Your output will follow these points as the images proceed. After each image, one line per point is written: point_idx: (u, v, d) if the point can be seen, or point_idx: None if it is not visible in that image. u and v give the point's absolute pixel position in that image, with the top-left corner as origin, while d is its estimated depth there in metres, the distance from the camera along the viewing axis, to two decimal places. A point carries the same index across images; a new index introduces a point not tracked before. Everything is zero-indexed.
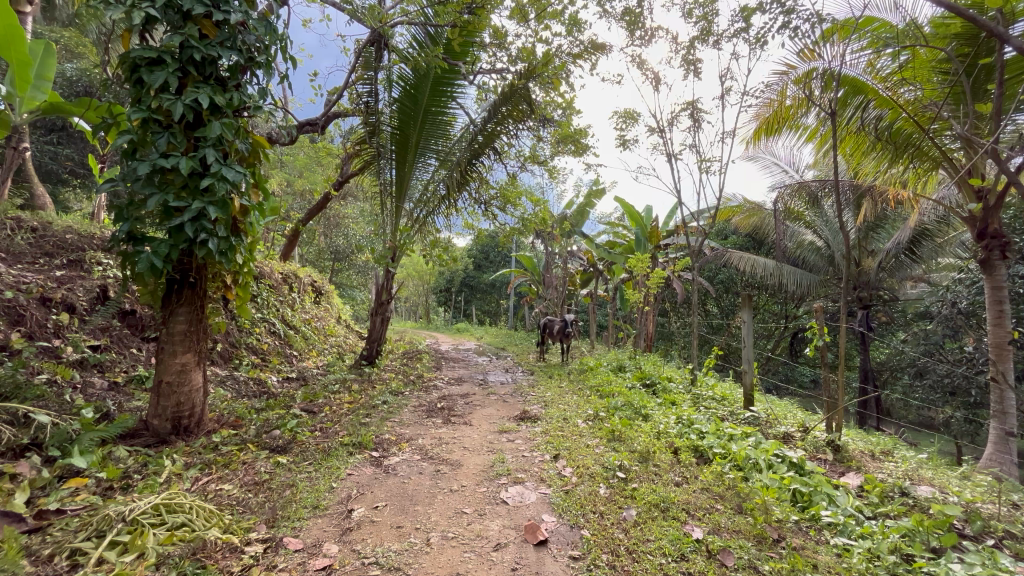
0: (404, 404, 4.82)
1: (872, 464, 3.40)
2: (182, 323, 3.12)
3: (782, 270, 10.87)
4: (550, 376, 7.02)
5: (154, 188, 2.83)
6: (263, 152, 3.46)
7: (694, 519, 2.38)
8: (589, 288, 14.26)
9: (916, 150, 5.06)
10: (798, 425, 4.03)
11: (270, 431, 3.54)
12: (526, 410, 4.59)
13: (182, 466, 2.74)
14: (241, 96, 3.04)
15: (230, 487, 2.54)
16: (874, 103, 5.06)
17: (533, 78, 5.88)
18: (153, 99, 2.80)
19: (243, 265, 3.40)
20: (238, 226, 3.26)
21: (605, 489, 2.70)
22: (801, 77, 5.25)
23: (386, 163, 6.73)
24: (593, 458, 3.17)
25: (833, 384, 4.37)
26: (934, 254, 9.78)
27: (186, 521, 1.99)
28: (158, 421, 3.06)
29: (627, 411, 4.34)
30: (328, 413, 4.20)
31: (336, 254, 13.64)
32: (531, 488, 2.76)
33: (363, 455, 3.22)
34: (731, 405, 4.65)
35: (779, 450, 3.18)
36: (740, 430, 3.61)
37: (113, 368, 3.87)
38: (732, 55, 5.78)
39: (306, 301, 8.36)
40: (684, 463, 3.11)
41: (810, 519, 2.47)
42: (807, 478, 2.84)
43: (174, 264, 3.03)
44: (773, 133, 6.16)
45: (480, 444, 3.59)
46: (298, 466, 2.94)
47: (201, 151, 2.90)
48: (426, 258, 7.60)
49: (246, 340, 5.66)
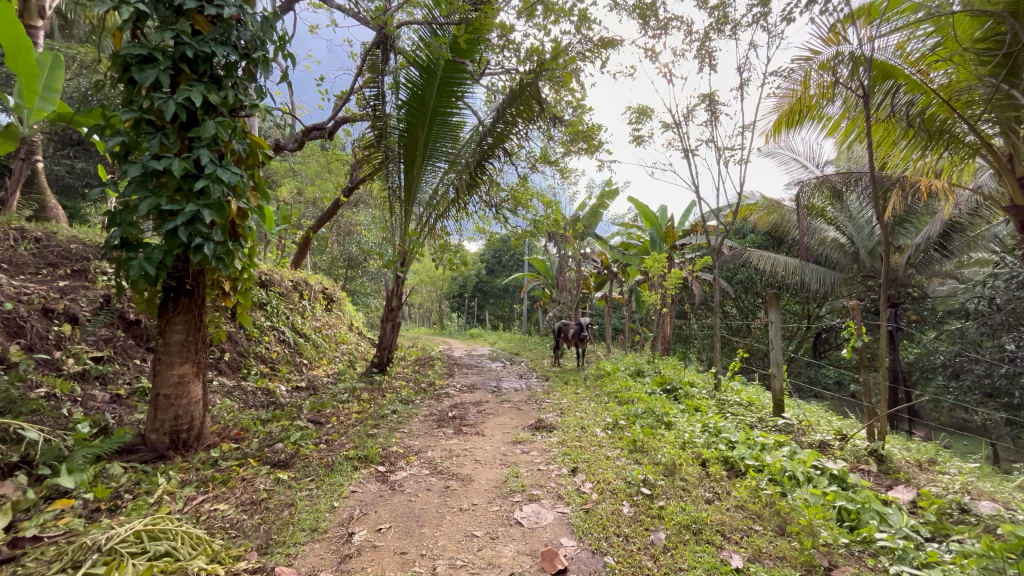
0: (415, 413, 4.64)
1: (923, 476, 3.08)
2: (179, 333, 3.00)
3: (805, 268, 10.48)
4: (566, 382, 6.76)
5: (147, 191, 2.72)
6: (263, 153, 3.34)
7: (732, 544, 2.14)
8: (604, 291, 13.93)
9: (951, 138, 4.67)
10: (835, 432, 3.72)
11: (273, 445, 3.38)
12: (541, 419, 4.37)
13: (177, 484, 2.59)
14: (236, 94, 2.94)
15: (225, 507, 2.38)
16: (904, 88, 4.69)
17: (543, 75, 5.66)
18: (145, 99, 2.70)
19: (243, 271, 3.28)
20: (236, 230, 3.14)
21: (629, 507, 2.47)
22: (827, 63, 4.95)
23: (395, 167, 6.59)
24: (614, 472, 2.94)
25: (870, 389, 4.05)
26: (966, 248, 9.32)
27: (170, 550, 1.81)
28: (155, 435, 2.94)
29: (648, 419, 4.08)
30: (335, 425, 4.04)
31: (349, 262, 13.60)
32: (548, 507, 2.54)
33: (369, 469, 3.04)
34: (759, 411, 4.36)
35: (818, 462, 2.90)
36: (773, 439, 3.33)
37: (116, 380, 3.78)
38: (750, 44, 5.53)
39: (317, 309, 8.27)
40: (714, 477, 2.85)
41: (862, 543, 2.19)
42: (854, 494, 2.55)
43: (170, 271, 2.91)
44: (795, 124, 5.86)
45: (493, 457, 3.38)
46: (299, 483, 2.76)
47: (195, 152, 2.78)
48: (436, 262, 7.54)
49: (255, 349, 5.55)
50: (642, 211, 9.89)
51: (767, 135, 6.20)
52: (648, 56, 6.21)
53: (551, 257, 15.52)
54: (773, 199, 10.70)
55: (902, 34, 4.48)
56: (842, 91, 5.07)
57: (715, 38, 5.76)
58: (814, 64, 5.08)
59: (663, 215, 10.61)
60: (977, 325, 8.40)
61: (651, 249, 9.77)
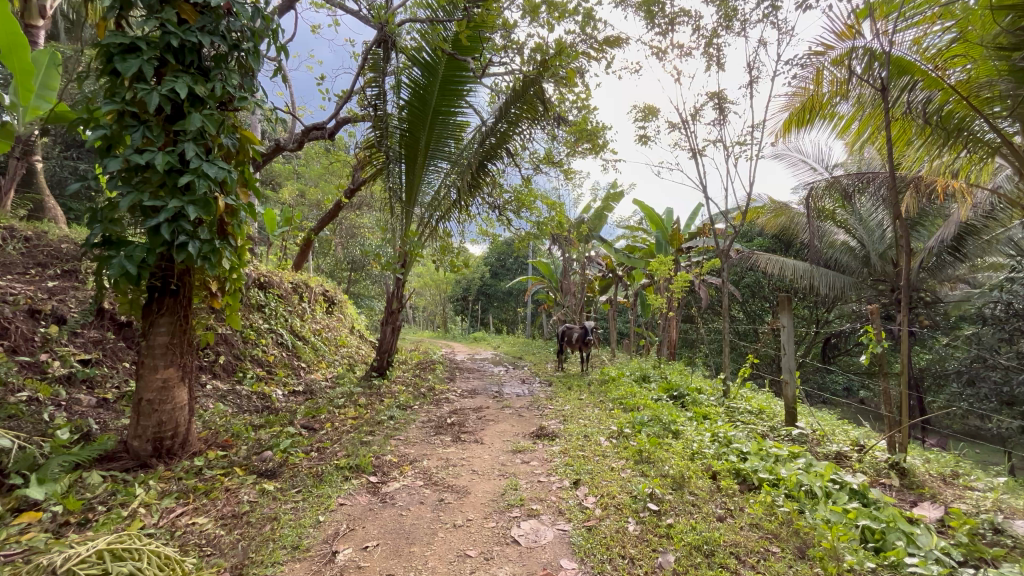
0: (412, 419, 4.49)
1: (950, 492, 2.84)
2: (164, 335, 2.88)
3: (815, 272, 10.27)
4: (570, 387, 6.57)
5: (130, 187, 2.61)
6: (253, 148, 3.22)
7: (747, 569, 1.96)
8: (608, 294, 13.73)
9: (971, 137, 4.44)
10: (852, 443, 3.52)
11: (261, 453, 3.24)
12: (543, 427, 4.21)
13: (156, 495, 2.46)
14: (224, 86, 2.83)
15: (204, 521, 2.25)
16: (921, 83, 4.46)
17: (547, 73, 5.49)
18: (128, 90, 2.59)
19: (231, 271, 3.16)
20: (225, 229, 3.04)
21: (635, 525, 2.30)
22: (841, 58, 4.76)
23: (396, 168, 6.47)
24: (619, 485, 2.77)
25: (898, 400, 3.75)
26: (980, 252, 9.04)
27: (135, 572, 1.65)
28: (138, 442, 2.81)
29: (655, 428, 3.90)
30: (329, 431, 3.91)
31: (352, 264, 13.49)
32: (547, 524, 2.38)
33: (360, 480, 2.89)
34: (771, 420, 4.17)
35: (836, 476, 2.71)
36: (787, 451, 3.13)
37: (104, 384, 3.67)
38: (760, 42, 5.39)
39: (317, 311, 8.14)
40: (726, 492, 2.66)
41: (890, 568, 1.97)
42: (877, 512, 2.35)
43: (154, 271, 2.80)
44: (805, 124, 5.68)
45: (490, 467, 3.22)
46: (285, 495, 2.62)
47: (181, 146, 2.67)
48: (436, 265, 7.36)
49: (251, 352, 5.42)
50: (647, 214, 9.79)
51: (777, 135, 6.03)
52: (655, 54, 6.07)
53: (556, 259, 15.39)
54: (781, 201, 10.49)
55: (918, 28, 4.25)
56: (855, 88, 4.90)
57: (723, 35, 5.60)
58: (826, 60, 4.89)
59: (669, 218, 10.45)
60: (993, 330, 8.11)
61: (657, 252, 9.64)
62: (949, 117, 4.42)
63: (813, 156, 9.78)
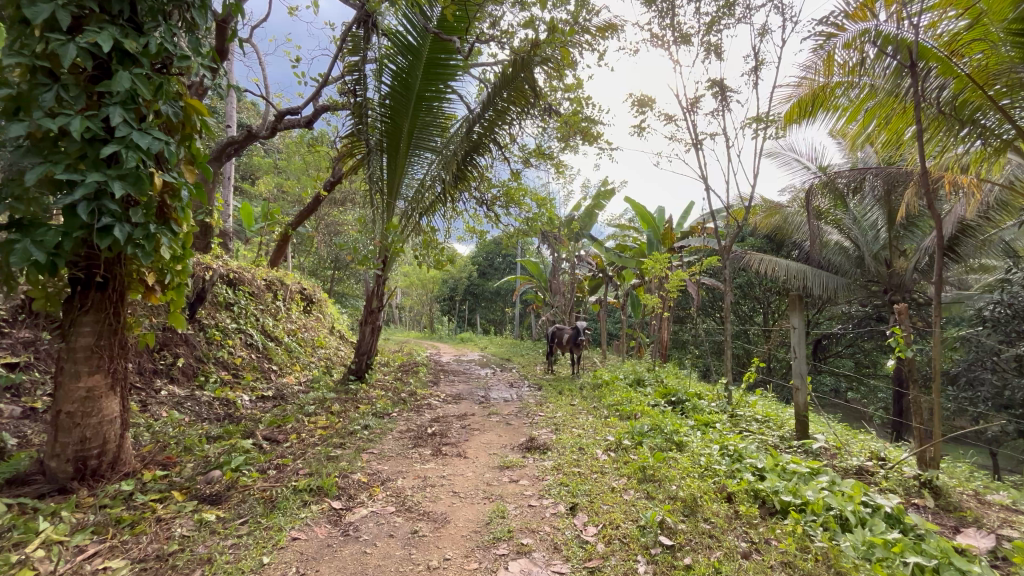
0: (389, 429, 4.06)
1: (992, 514, 2.54)
2: (88, 336, 2.44)
3: (808, 272, 9.99)
4: (560, 391, 6.21)
5: (42, 158, 2.15)
6: (200, 120, 2.77)
7: None
8: (599, 294, 13.40)
9: (985, 128, 4.15)
10: (874, 455, 3.20)
11: (208, 473, 2.80)
12: (534, 437, 3.84)
13: (67, 529, 2.01)
14: (160, 41, 2.39)
15: (117, 566, 1.84)
16: (936, 70, 4.09)
17: (538, 58, 5.08)
18: (38, 41, 2.14)
19: (173, 262, 2.72)
20: (166, 212, 2.62)
21: (646, 565, 1.95)
22: (852, 41, 4.36)
23: (377, 161, 6.04)
24: (623, 510, 2.41)
25: (929, 410, 3.29)
26: (975, 253, 8.83)
27: None
28: (56, 463, 2.37)
29: (657, 439, 3.54)
30: (293, 444, 3.48)
31: (335, 262, 12.97)
32: (541, 564, 2.01)
33: (322, 506, 2.49)
34: (781, 430, 3.84)
35: (866, 498, 2.38)
36: (808, 467, 2.79)
37: (32, 392, 3.21)
38: (763, 27, 5.10)
39: (294, 310, 7.64)
40: (747, 519, 2.32)
41: None
42: (924, 544, 2.02)
43: (75, 260, 2.34)
44: (808, 116, 5.39)
45: (473, 487, 2.85)
46: (228, 528, 2.20)
47: (105, 111, 2.23)
48: (420, 261, 6.68)
49: (215, 354, 4.94)
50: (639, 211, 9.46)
51: (778, 127, 5.71)
52: (652, 42, 5.74)
53: (545, 259, 15.08)
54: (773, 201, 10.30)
55: (933, 12, 3.83)
56: (865, 79, 4.58)
57: (724, 22, 5.33)
58: (837, 43, 4.43)
59: (662, 216, 10.17)
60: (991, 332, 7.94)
61: (649, 251, 9.34)
62: (963, 106, 4.11)
63: (807, 154, 9.61)
